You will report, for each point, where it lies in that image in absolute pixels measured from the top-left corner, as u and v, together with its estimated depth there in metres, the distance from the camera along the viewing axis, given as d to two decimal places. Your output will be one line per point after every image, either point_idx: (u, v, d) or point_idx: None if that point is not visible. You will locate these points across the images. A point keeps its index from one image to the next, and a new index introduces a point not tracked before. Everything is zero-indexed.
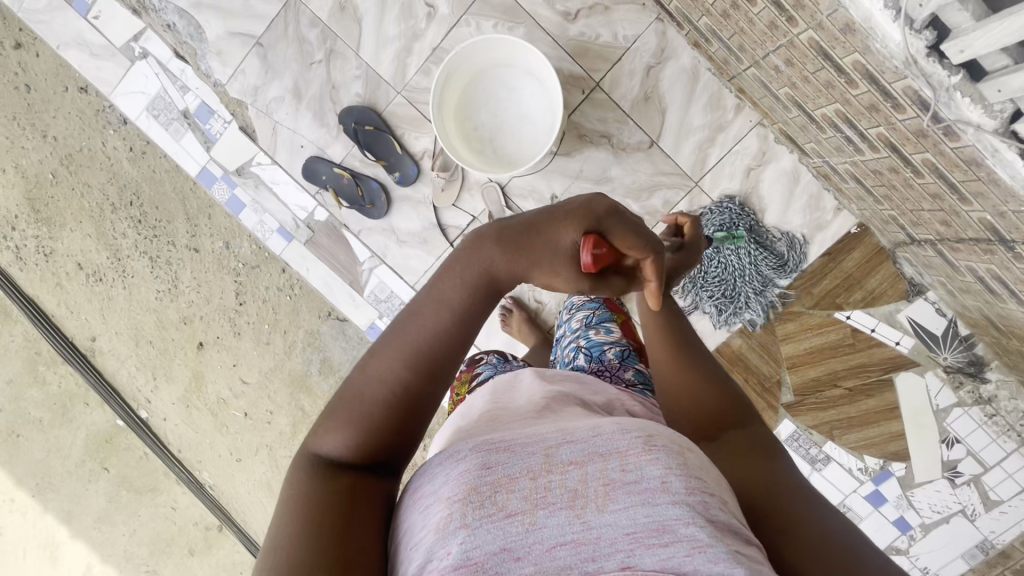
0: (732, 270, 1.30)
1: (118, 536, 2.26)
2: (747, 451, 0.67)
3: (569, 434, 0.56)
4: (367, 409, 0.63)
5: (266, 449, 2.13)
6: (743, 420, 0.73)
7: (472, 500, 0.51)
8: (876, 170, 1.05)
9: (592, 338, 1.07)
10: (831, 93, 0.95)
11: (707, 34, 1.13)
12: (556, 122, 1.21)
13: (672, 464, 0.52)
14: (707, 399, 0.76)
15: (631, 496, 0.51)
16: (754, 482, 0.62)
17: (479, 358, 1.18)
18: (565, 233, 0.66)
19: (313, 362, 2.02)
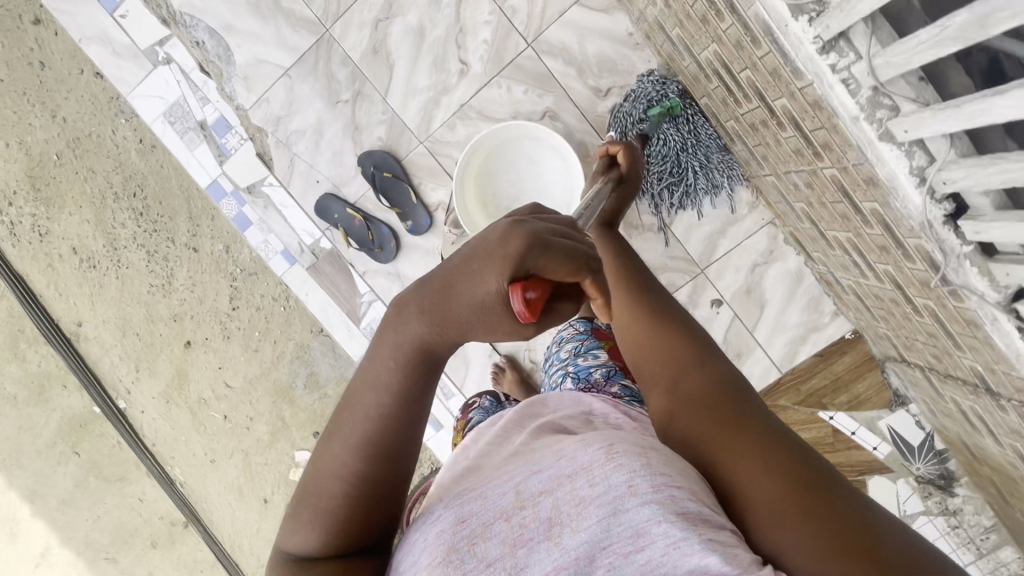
0: (675, 148, 1.19)
1: (81, 520, 2.26)
2: (705, 400, 0.63)
3: (535, 464, 0.57)
4: (329, 509, 0.60)
5: (241, 454, 2.13)
6: (702, 362, 0.69)
7: (454, 555, 0.51)
8: (878, 294, 1.07)
9: (579, 364, 1.07)
10: (846, 224, 0.97)
11: (733, 135, 1.14)
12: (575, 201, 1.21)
13: (637, 466, 0.52)
14: (662, 344, 0.73)
15: (601, 509, 0.51)
16: (711, 440, 0.59)
17: (472, 401, 1.11)
18: (487, 285, 0.54)
19: (299, 375, 2.03)
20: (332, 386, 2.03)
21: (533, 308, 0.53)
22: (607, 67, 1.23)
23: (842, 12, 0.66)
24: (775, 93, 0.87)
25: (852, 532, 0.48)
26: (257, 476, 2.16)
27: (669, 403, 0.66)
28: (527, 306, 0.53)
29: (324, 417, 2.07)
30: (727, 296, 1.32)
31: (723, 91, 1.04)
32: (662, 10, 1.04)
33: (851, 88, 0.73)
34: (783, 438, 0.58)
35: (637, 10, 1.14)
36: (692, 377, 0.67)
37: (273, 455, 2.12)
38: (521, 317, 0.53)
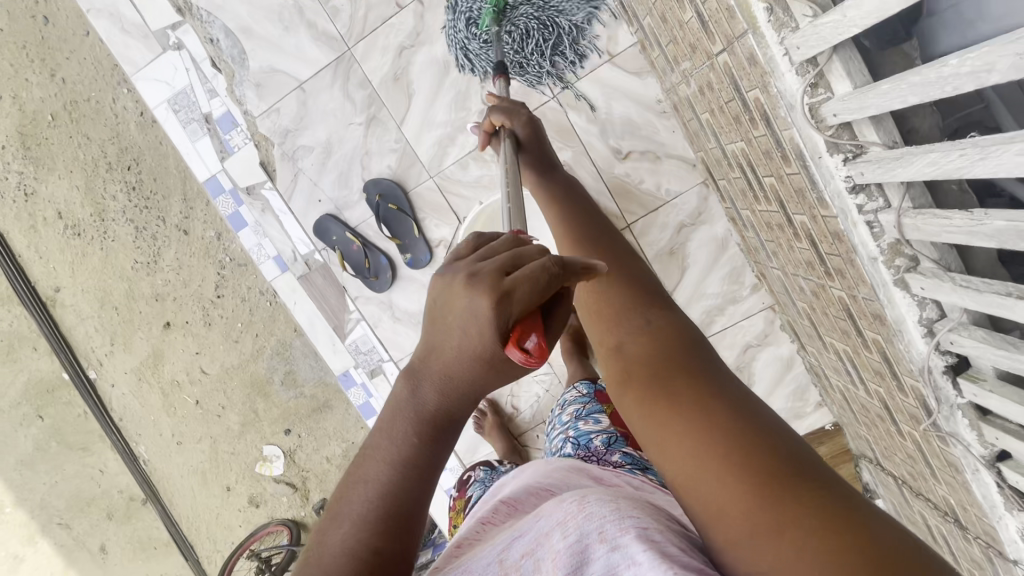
0: (527, 23, 1.08)
1: (38, 483, 2.23)
2: (645, 369, 0.51)
3: (517, 529, 0.47)
4: None
5: (209, 440, 2.11)
6: (650, 318, 0.57)
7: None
8: (863, 403, 1.07)
9: (580, 429, 0.97)
10: (845, 338, 0.97)
11: (745, 222, 1.13)
12: None
13: (607, 513, 0.43)
14: (609, 300, 0.60)
15: (569, 561, 0.40)
16: (648, 420, 0.47)
17: (467, 474, 1.13)
18: (477, 343, 0.46)
19: (277, 371, 2.00)
20: (309, 387, 2.01)
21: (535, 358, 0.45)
22: (629, 131, 1.20)
23: (876, 167, 0.64)
24: (796, 208, 0.86)
25: (818, 517, 0.36)
26: (223, 464, 2.13)
27: (613, 374, 0.55)
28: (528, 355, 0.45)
29: (296, 415, 2.04)
30: None
31: (743, 182, 1.02)
32: (694, 92, 1.01)
33: (875, 231, 0.72)
34: (743, 402, 0.45)
35: (668, 81, 1.11)
36: (642, 337, 0.55)
37: (240, 446, 2.10)
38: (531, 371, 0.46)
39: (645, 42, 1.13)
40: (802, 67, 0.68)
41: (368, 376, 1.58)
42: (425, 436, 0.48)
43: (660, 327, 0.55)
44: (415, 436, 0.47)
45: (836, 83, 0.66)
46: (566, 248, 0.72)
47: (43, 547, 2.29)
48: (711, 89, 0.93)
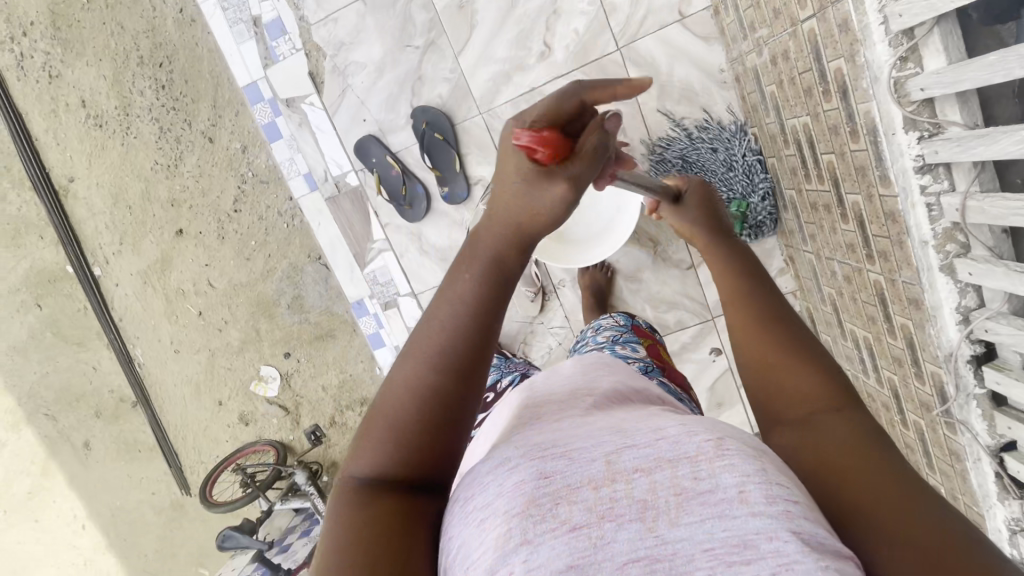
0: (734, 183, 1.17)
1: (29, 371, 2.23)
2: (821, 438, 0.50)
3: (628, 438, 0.48)
4: (394, 423, 0.53)
5: (207, 353, 2.11)
6: (834, 401, 0.54)
7: (532, 513, 0.42)
8: (871, 393, 1.11)
9: (616, 351, 1.00)
10: (870, 325, 0.99)
11: (787, 203, 1.14)
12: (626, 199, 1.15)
13: (751, 470, 0.43)
14: (790, 378, 0.58)
15: (704, 506, 0.42)
16: (819, 455, 0.48)
17: None
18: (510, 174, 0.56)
19: (284, 294, 2.00)
20: (314, 314, 2.01)
21: (541, 136, 0.53)
22: (687, 96, 1.19)
23: (954, 144, 0.66)
24: (851, 187, 0.87)
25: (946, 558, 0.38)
26: (217, 378, 2.14)
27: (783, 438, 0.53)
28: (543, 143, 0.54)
29: (297, 340, 2.04)
30: (727, 348, 1.35)
31: (796, 160, 1.03)
32: (764, 62, 1.01)
33: (932, 214, 0.73)
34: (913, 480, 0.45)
35: (737, 49, 1.10)
36: (823, 414, 0.53)
37: (238, 363, 2.11)
38: (540, 150, 0.54)
39: (720, 6, 1.11)
40: (897, 38, 0.68)
41: (382, 308, 1.57)
42: (484, 280, 0.57)
43: (856, 414, 0.52)
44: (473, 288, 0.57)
45: (929, 59, 0.67)
46: (739, 318, 0.68)
47: (27, 434, 2.31)
48: (787, 59, 0.92)
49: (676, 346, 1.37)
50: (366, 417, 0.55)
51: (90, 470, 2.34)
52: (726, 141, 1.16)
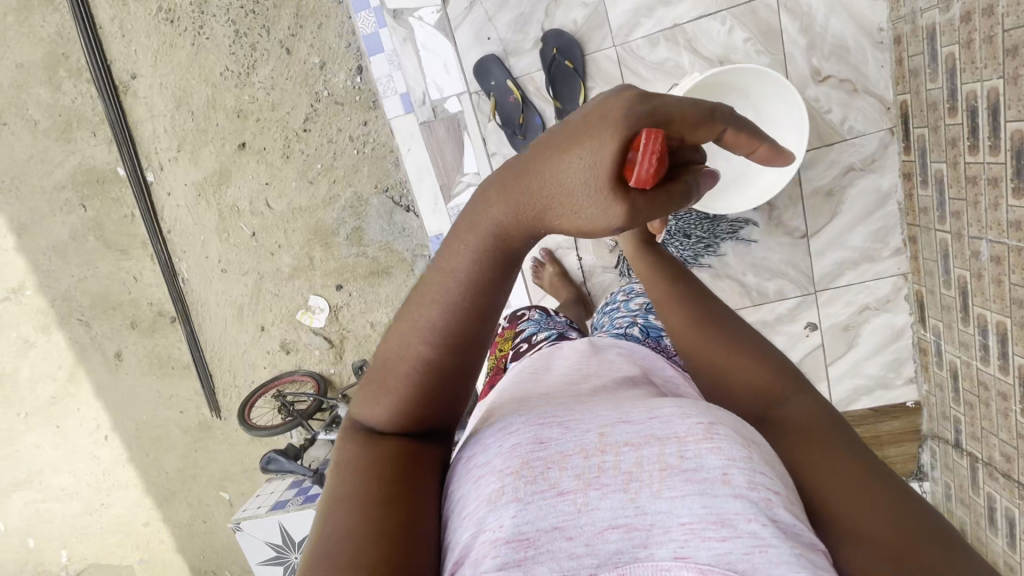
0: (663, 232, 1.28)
1: (66, 274, 2.16)
2: (783, 428, 0.57)
3: (624, 415, 0.51)
4: (392, 384, 0.53)
5: (255, 275, 2.05)
6: (788, 391, 0.61)
7: (524, 474, 0.46)
8: (985, 382, 1.09)
9: (651, 321, 0.92)
10: (1013, 309, 0.96)
11: (929, 177, 1.10)
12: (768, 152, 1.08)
13: (736, 455, 0.46)
14: (743, 374, 0.64)
15: (688, 484, 0.45)
16: (790, 453, 0.54)
17: (521, 312, 0.99)
18: (593, 175, 0.48)
19: (345, 224, 1.93)
20: (372, 249, 1.95)
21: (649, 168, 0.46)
22: (838, 53, 1.13)
23: None
24: None
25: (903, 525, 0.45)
26: (262, 303, 2.08)
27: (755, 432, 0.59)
28: (645, 176, 0.46)
29: (351, 273, 1.99)
30: (824, 324, 1.32)
31: (961, 130, 0.98)
32: (948, 20, 0.96)
33: None
34: (860, 446, 0.54)
35: (911, 6, 1.04)
36: (783, 406, 0.59)
37: (286, 290, 2.05)
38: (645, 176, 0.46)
39: None
40: None
41: None
42: (488, 259, 0.51)
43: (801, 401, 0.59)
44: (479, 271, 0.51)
45: None
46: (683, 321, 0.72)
47: (57, 338, 2.26)
48: (989, 15, 0.87)
49: (770, 317, 1.33)
50: (370, 366, 0.55)
51: (119, 382, 2.30)
52: (682, 241, 1.30)
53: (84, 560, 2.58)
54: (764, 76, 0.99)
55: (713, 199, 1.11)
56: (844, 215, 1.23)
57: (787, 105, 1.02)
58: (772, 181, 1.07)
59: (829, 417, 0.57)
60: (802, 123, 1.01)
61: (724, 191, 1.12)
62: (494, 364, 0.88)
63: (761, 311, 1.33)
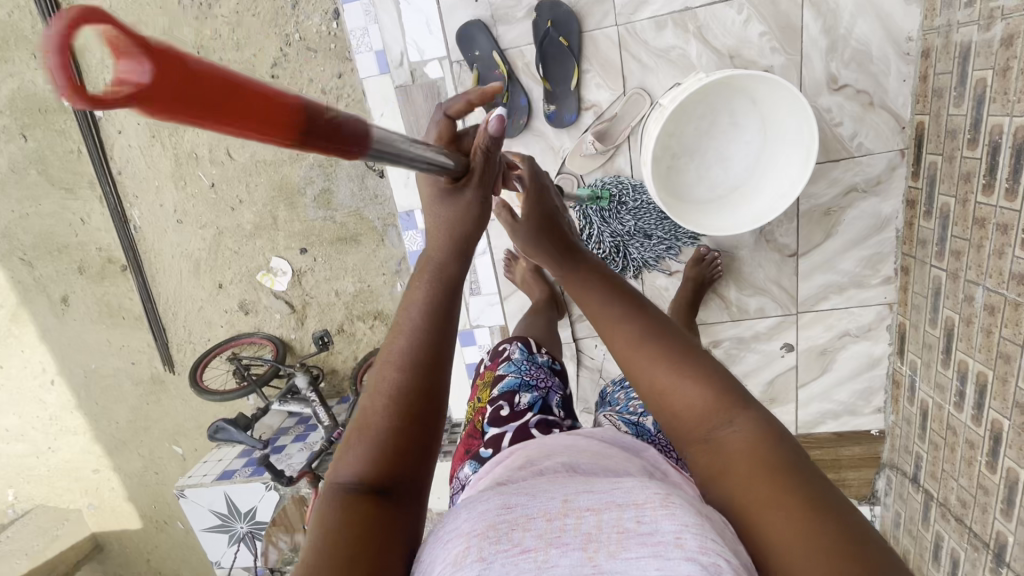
0: (614, 234, 1.17)
1: (6, 209, 1.99)
2: (726, 464, 0.52)
3: (587, 484, 0.45)
4: (366, 424, 0.50)
5: (214, 229, 1.92)
6: (728, 412, 0.55)
7: (490, 534, 0.40)
8: (954, 428, 1.06)
9: None
10: (998, 362, 0.92)
11: (934, 209, 1.02)
12: (768, 161, 0.98)
13: (691, 521, 0.39)
14: (682, 393, 0.57)
15: (644, 550, 0.38)
16: (745, 492, 0.48)
17: (500, 347, 0.86)
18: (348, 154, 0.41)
19: (312, 184, 1.79)
20: (341, 213, 1.82)
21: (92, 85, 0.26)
22: (859, 61, 1.03)
23: None
24: None
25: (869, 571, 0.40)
26: (221, 260, 1.96)
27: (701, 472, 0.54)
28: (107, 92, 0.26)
29: (316, 236, 1.86)
30: (801, 346, 1.27)
31: (978, 166, 0.90)
32: (987, 40, 0.85)
33: None
34: (806, 468, 0.49)
35: (947, 16, 0.93)
36: (725, 432, 0.54)
37: (247, 248, 1.92)
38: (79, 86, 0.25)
39: None
40: None
41: None
42: (435, 289, 0.55)
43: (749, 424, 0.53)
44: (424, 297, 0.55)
45: None
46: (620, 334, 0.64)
47: None
48: None
49: (747, 334, 1.28)
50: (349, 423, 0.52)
51: (65, 328, 2.17)
52: (643, 242, 1.19)
53: (32, 500, 2.53)
54: (766, 77, 0.86)
55: (706, 212, 1.01)
56: (837, 237, 1.16)
57: (792, 108, 0.91)
58: (772, 198, 0.97)
59: (773, 439, 0.52)
60: (810, 131, 0.90)
61: (719, 204, 1.01)
62: (473, 418, 0.77)
63: (739, 326, 1.27)
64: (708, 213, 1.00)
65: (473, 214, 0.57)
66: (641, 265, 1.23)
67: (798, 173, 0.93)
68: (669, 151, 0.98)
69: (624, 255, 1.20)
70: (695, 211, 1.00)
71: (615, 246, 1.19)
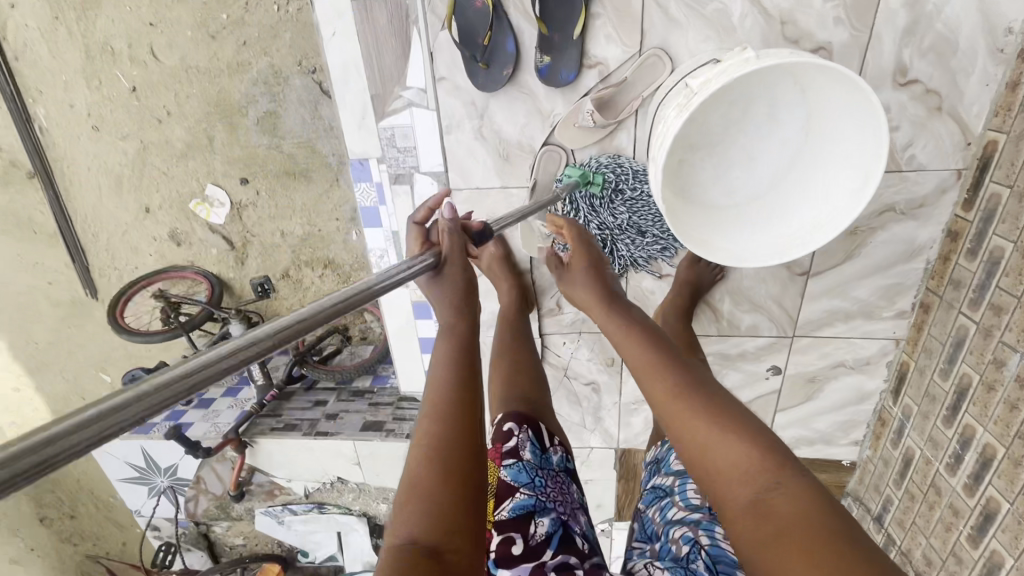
0: (601, 226, 0.98)
1: None
2: (780, 534, 0.45)
3: None
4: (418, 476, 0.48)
5: (137, 143, 1.62)
6: (776, 474, 0.49)
7: None
8: (939, 487, 0.97)
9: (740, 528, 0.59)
10: (1015, 441, 0.80)
11: (983, 250, 0.86)
12: (805, 170, 0.77)
13: None
14: (724, 455, 0.52)
15: None
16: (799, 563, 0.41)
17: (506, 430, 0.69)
18: None
19: (254, 103, 1.49)
20: (288, 143, 1.54)
21: None
22: (938, 52, 0.80)
23: None
24: None
25: None
26: (146, 180, 1.67)
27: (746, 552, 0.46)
28: None
29: (259, 166, 1.59)
30: (788, 371, 1.14)
31: None
32: None
33: None
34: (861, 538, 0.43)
35: None
36: (771, 496, 0.47)
37: (178, 170, 1.64)
38: None
39: None
40: None
41: (389, 180, 1.07)
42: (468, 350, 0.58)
43: (797, 484, 0.48)
44: (453, 350, 0.58)
45: None
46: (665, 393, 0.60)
47: None
48: None
49: (734, 352, 1.13)
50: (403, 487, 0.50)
51: None
52: (635, 239, 1.00)
53: None
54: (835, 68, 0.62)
55: (718, 224, 0.80)
56: (858, 261, 0.99)
57: (853, 109, 0.68)
58: (807, 224, 0.77)
59: (823, 500, 0.46)
60: (876, 147, 0.68)
61: (732, 214, 0.81)
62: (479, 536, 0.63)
63: (726, 343, 1.12)
64: (719, 228, 0.80)
65: (457, 281, 0.62)
66: (630, 264, 1.04)
67: (849, 203, 0.72)
68: (684, 141, 0.77)
69: (610, 251, 1.02)
70: (702, 221, 0.79)
71: (602, 239, 1.00)
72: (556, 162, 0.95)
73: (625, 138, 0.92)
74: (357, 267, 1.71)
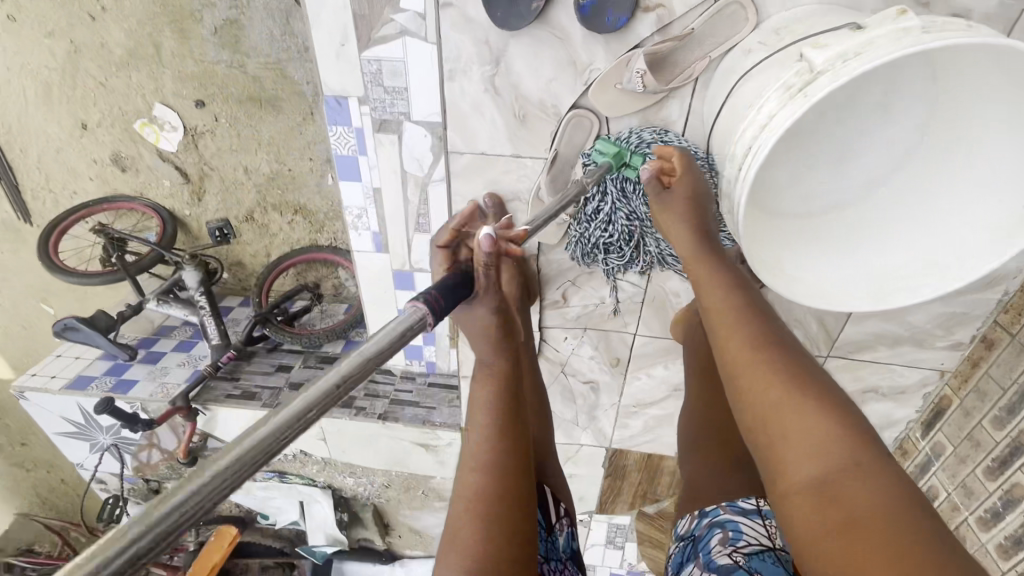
0: (630, 217, 0.78)
1: None
2: (843, 519, 0.42)
3: None
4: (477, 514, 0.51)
5: (64, 43, 1.32)
6: (858, 453, 0.44)
7: None
8: (964, 538, 0.88)
9: None
10: None
11: None
12: (907, 187, 0.66)
13: None
14: (798, 420, 0.47)
15: None
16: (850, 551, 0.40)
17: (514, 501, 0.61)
18: None
19: (212, 8, 1.21)
20: (253, 63, 1.27)
21: None
22: None
23: None
24: None
25: None
26: (78, 90, 1.38)
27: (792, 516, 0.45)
28: None
29: (218, 88, 1.32)
30: None
31: None
32: None
33: None
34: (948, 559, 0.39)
35: None
36: (845, 476, 0.43)
37: (119, 82, 1.36)
38: None
39: None
40: None
41: (374, 129, 0.84)
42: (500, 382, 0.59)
43: (876, 471, 0.43)
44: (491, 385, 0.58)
45: None
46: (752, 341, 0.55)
47: None
48: None
49: None
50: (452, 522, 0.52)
51: None
52: None
53: None
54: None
55: (802, 242, 0.67)
56: None
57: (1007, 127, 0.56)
58: (917, 260, 0.64)
59: (902, 494, 0.42)
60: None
61: (814, 231, 0.68)
62: None
63: None
64: (803, 246, 0.66)
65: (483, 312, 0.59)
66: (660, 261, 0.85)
67: (972, 239, 0.61)
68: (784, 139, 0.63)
69: (635, 246, 0.82)
70: (783, 237, 0.66)
71: (630, 233, 0.80)
72: (585, 131, 0.75)
73: (677, 109, 0.72)
74: (332, 216, 1.50)
